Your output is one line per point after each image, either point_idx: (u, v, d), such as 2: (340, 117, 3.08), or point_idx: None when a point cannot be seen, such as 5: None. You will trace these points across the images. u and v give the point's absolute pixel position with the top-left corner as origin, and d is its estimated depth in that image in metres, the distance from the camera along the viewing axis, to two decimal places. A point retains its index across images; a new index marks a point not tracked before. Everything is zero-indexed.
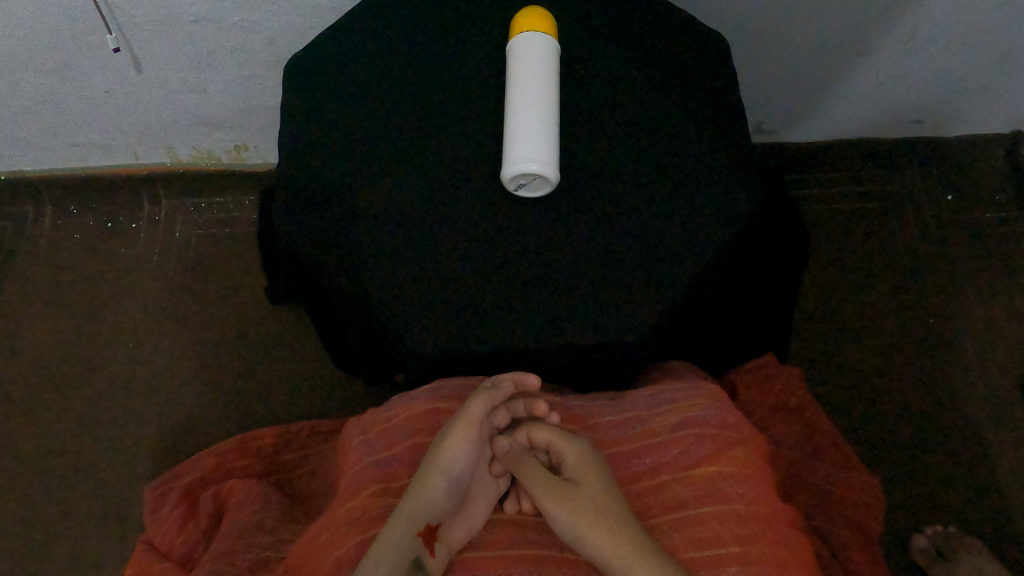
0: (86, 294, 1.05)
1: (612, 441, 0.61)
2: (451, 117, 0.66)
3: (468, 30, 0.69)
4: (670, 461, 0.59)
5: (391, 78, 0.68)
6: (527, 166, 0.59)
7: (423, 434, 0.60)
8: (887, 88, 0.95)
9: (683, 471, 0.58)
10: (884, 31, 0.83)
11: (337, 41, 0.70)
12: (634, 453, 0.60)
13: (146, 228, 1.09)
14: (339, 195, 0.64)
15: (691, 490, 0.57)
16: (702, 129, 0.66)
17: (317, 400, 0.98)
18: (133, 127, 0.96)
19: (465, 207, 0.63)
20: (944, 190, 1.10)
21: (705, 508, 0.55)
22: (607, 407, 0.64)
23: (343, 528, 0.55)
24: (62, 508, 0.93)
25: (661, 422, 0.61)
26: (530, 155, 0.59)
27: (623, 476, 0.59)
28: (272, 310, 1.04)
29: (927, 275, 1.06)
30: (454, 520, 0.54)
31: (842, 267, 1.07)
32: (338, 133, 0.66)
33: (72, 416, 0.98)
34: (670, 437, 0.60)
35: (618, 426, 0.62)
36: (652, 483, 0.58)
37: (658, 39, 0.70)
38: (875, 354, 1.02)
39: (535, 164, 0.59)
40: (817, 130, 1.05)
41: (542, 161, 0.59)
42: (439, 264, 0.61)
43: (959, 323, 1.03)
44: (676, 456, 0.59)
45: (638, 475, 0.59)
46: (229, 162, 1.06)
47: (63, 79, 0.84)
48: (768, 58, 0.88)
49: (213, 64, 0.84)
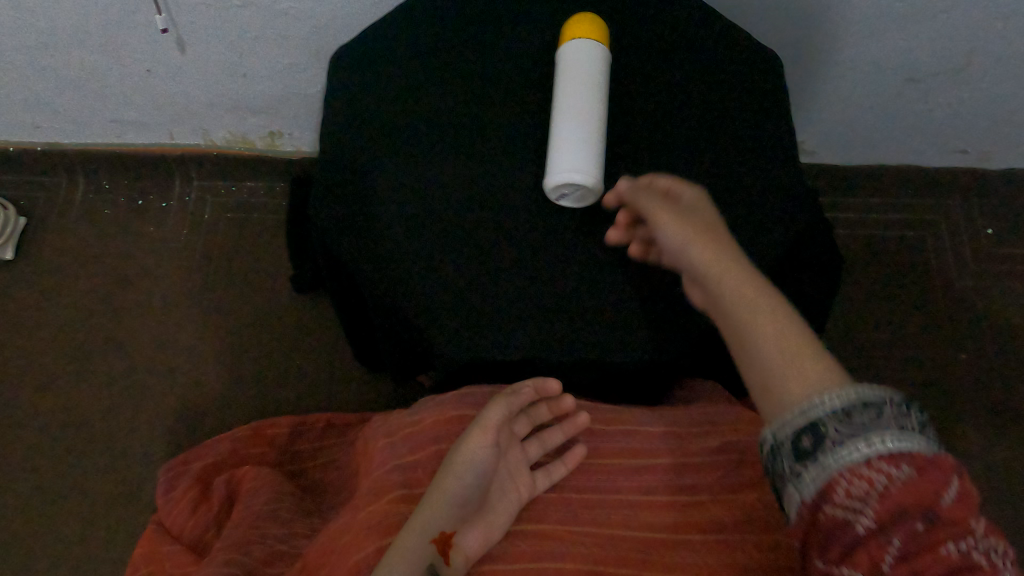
0: (112, 269, 1.06)
1: (649, 453, 0.58)
2: (498, 121, 0.65)
3: (518, 34, 0.69)
4: (712, 482, 0.56)
5: (437, 75, 0.67)
6: (571, 176, 0.58)
7: (449, 441, 0.58)
8: (934, 116, 0.92)
9: (725, 495, 0.55)
10: (938, 57, 0.81)
11: (385, 34, 0.70)
12: (673, 469, 0.57)
13: (176, 208, 1.09)
14: (376, 192, 0.64)
15: (732, 515, 0.53)
16: (749, 150, 0.64)
17: (337, 391, 0.98)
18: (169, 106, 0.96)
19: (507, 216, 0.63)
20: (984, 223, 1.07)
21: (746, 536, 0.52)
22: (644, 416, 0.62)
23: (363, 533, 0.52)
24: (76, 480, 0.94)
25: (702, 444, 0.59)
26: (572, 166, 0.58)
27: (662, 489, 0.55)
28: (296, 300, 1.04)
29: (961, 309, 1.04)
30: (472, 526, 0.51)
31: (874, 293, 1.05)
32: (379, 127, 0.66)
33: (92, 390, 0.99)
34: (711, 459, 0.57)
35: (656, 438, 0.59)
36: (692, 501, 0.54)
37: (710, 54, 0.68)
38: (901, 385, 1.00)
39: (580, 174, 0.58)
40: (860, 154, 1.03)
41: (587, 172, 0.58)
42: (475, 271, 0.61)
43: (992, 360, 1.01)
44: (717, 479, 0.56)
45: (677, 491, 0.55)
46: (262, 148, 1.06)
47: (106, 54, 0.84)
48: (817, 77, 0.86)
49: (255, 50, 0.83)
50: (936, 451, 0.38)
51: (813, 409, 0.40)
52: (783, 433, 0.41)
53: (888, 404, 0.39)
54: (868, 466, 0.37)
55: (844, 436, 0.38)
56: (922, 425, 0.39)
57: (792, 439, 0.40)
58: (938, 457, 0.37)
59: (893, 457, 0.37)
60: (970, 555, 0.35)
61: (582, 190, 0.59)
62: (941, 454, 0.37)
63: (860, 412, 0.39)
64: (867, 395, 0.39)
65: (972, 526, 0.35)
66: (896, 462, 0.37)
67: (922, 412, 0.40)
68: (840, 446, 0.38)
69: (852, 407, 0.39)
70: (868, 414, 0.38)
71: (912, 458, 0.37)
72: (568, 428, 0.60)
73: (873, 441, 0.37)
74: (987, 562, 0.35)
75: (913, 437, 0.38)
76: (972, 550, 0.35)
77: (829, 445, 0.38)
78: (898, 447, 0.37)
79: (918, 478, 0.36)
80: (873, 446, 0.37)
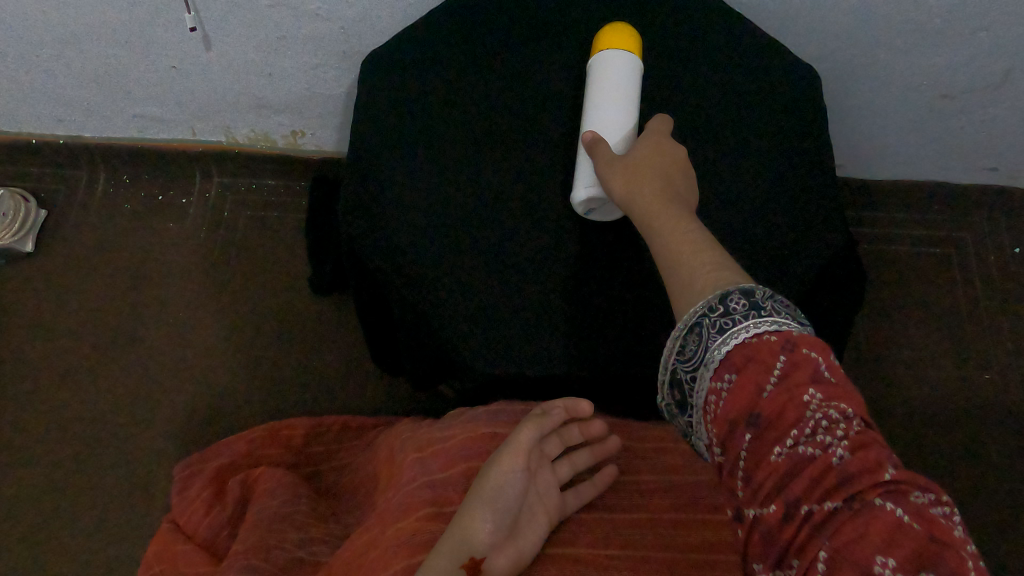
0: (131, 264, 1.05)
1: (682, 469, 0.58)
2: (528, 131, 0.65)
3: (551, 42, 0.68)
4: None
5: (467, 82, 0.66)
6: (584, 194, 0.58)
7: (480, 458, 0.58)
8: (965, 134, 0.91)
9: None
10: (973, 75, 0.80)
11: (415, 38, 0.69)
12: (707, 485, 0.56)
13: (196, 204, 1.09)
14: (406, 201, 0.63)
15: None
16: (781, 170, 0.64)
17: (353, 393, 0.98)
18: (192, 103, 0.95)
19: (538, 228, 0.62)
20: (1010, 242, 1.06)
21: None
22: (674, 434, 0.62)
23: (392, 549, 0.52)
24: (91, 475, 0.93)
25: None
26: (590, 182, 0.59)
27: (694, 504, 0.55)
28: (314, 300, 1.03)
29: (986, 328, 1.02)
30: (503, 552, 0.50)
31: (898, 309, 1.04)
32: (409, 134, 0.65)
33: (109, 385, 0.98)
34: None
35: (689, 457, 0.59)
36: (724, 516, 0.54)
37: (745, 67, 0.67)
38: (923, 403, 0.99)
39: (593, 190, 0.58)
40: (888, 169, 1.01)
41: (600, 188, 0.58)
42: (509, 284, 0.60)
43: (1016, 381, 0.99)
44: None
45: (710, 506, 0.55)
46: (284, 146, 1.05)
47: (133, 50, 0.84)
48: (848, 91, 0.85)
49: (282, 51, 0.83)
50: (759, 335, 0.39)
51: (670, 361, 0.44)
52: (663, 391, 0.46)
53: (706, 316, 0.42)
54: (709, 392, 0.41)
55: (692, 373, 0.42)
56: (759, 307, 0.41)
57: (671, 395, 0.45)
58: (758, 345, 0.39)
59: (722, 369, 0.40)
60: (796, 450, 0.35)
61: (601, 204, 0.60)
62: (764, 336, 0.39)
63: (694, 342, 0.42)
64: (693, 320, 0.43)
65: (803, 397, 0.37)
66: (724, 372, 0.40)
67: (753, 292, 0.41)
68: (694, 383, 0.42)
69: (688, 343, 0.43)
70: (697, 341, 0.42)
71: (732, 361, 0.40)
72: (597, 451, 0.60)
73: (706, 364, 0.41)
74: (824, 437, 0.35)
75: (733, 335, 0.40)
76: (807, 432, 0.36)
77: (690, 387, 0.43)
78: (721, 358, 0.40)
79: (739, 380, 0.39)
80: (708, 369, 0.41)
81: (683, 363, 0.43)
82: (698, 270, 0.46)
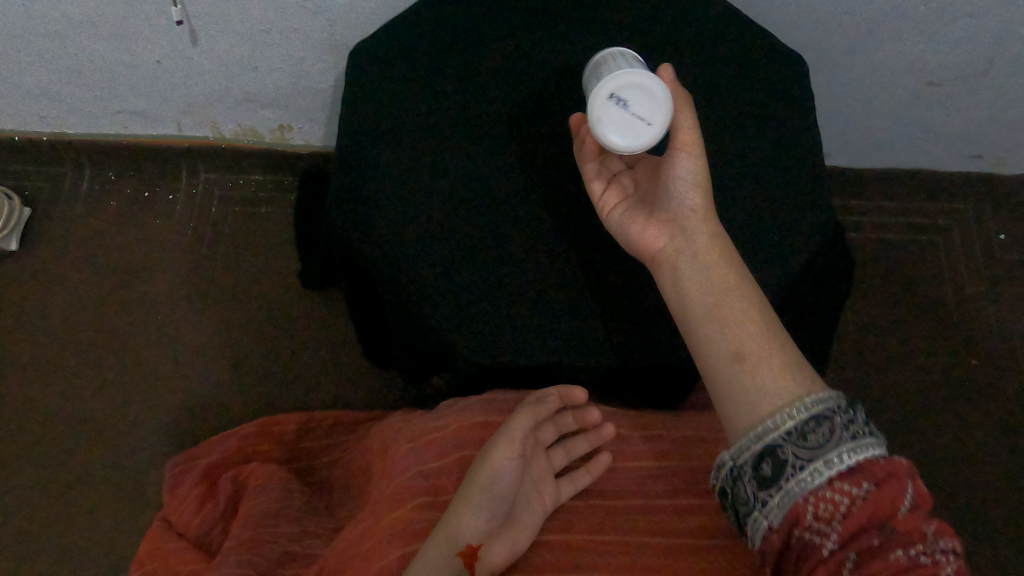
0: (117, 262, 1.04)
1: (675, 455, 0.58)
2: (518, 121, 0.65)
3: (541, 25, 0.67)
4: None
5: (456, 69, 0.65)
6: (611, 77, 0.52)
7: (473, 447, 0.58)
8: (952, 121, 0.91)
9: None
10: (958, 62, 0.81)
11: (403, 26, 0.68)
12: (700, 472, 0.56)
13: (183, 201, 1.08)
14: (396, 191, 0.63)
15: None
16: (767, 160, 0.65)
17: (344, 388, 0.98)
18: (178, 98, 0.94)
19: (525, 220, 0.63)
20: (996, 228, 1.07)
21: None
22: (667, 419, 0.62)
23: (386, 539, 0.52)
24: (80, 474, 0.93)
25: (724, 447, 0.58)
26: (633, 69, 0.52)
27: (686, 490, 0.55)
28: (303, 295, 1.02)
29: (972, 314, 1.03)
30: (497, 540, 0.51)
31: (885, 297, 1.05)
32: (397, 123, 0.64)
33: (97, 384, 0.97)
34: None
35: (682, 442, 0.59)
36: (716, 503, 0.54)
37: (735, 54, 0.67)
38: (911, 389, 1.00)
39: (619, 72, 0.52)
40: (877, 157, 1.01)
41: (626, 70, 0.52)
42: (496, 273, 0.61)
43: (1001, 366, 1.01)
44: None
45: (702, 492, 0.55)
46: (271, 141, 1.02)
47: (117, 44, 0.83)
48: (837, 79, 0.85)
49: (267, 43, 0.82)
50: (887, 455, 0.43)
51: (774, 435, 0.44)
52: (742, 456, 0.45)
53: (838, 417, 0.44)
54: (828, 488, 0.41)
55: (805, 460, 0.43)
56: (870, 429, 0.44)
57: (750, 463, 0.45)
58: (891, 464, 0.42)
59: (854, 475, 0.41)
60: (919, 558, 0.39)
61: (646, 115, 0.52)
62: (894, 459, 0.42)
63: (823, 433, 0.43)
64: (822, 412, 0.44)
65: (926, 527, 0.40)
66: (857, 479, 0.41)
67: (867, 414, 0.45)
68: (802, 470, 0.43)
69: (811, 430, 0.43)
70: (827, 434, 0.43)
71: (870, 472, 0.41)
72: (592, 439, 0.59)
73: (828, 463, 0.42)
74: (937, 555, 0.39)
75: (863, 447, 0.42)
76: (929, 549, 0.39)
77: (792, 470, 0.43)
78: (853, 465, 0.42)
79: (878, 491, 0.41)
80: (832, 466, 0.42)
81: (795, 445, 0.43)
82: (775, 356, 0.47)
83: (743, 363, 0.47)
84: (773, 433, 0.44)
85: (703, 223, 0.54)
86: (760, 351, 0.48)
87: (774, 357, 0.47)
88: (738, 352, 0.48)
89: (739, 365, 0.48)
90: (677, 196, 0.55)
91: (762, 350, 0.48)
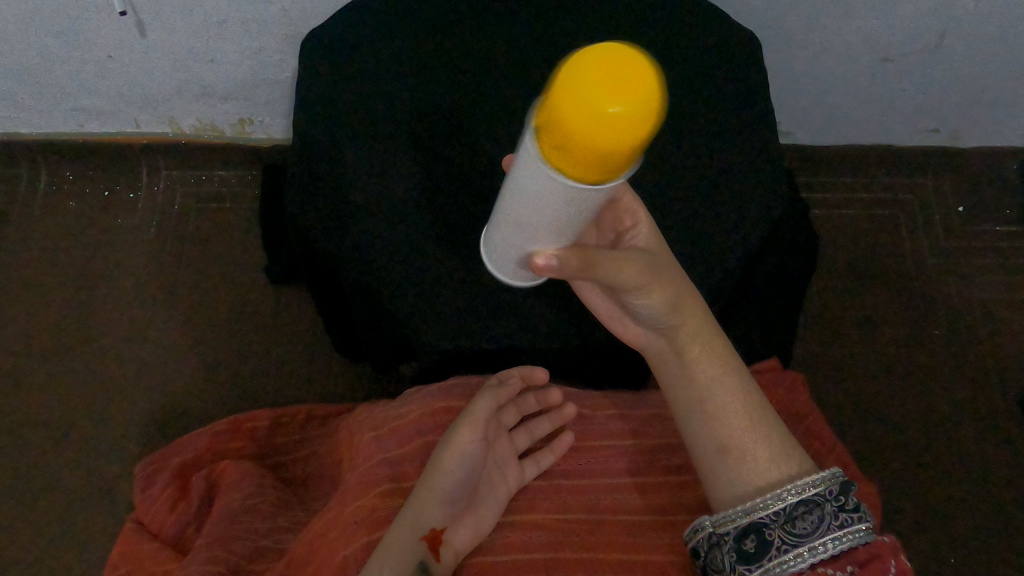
0: (79, 262, 1.03)
1: (637, 434, 0.60)
2: (477, 105, 0.64)
3: (493, 15, 0.67)
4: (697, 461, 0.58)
5: (410, 57, 0.65)
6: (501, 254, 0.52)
7: (436, 432, 0.59)
8: (908, 96, 0.93)
9: None
10: (910, 37, 0.82)
11: (356, 16, 0.67)
12: (664, 449, 0.58)
13: (144, 198, 1.06)
14: (348, 181, 0.62)
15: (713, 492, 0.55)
16: (725, 138, 0.65)
17: (315, 382, 0.97)
18: (133, 96, 0.93)
19: (482, 207, 0.62)
20: (955, 201, 1.09)
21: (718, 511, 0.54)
22: (631, 398, 0.64)
23: (350, 527, 0.54)
24: (48, 480, 0.91)
25: None
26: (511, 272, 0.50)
27: (649, 467, 0.57)
28: (271, 290, 1.02)
29: (933, 286, 1.05)
30: (461, 522, 0.53)
31: (848, 272, 1.06)
32: (350, 115, 0.64)
33: (61, 387, 0.96)
34: None
35: (648, 421, 0.60)
36: (678, 480, 0.57)
37: (685, 35, 0.68)
38: (877, 361, 1.01)
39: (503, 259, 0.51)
40: (836, 134, 1.03)
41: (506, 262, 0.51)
42: (454, 259, 0.61)
43: (963, 334, 1.03)
44: None
45: (663, 470, 0.57)
46: (232, 135, 1.02)
47: (65, 40, 0.81)
48: (794, 59, 0.86)
49: (220, 35, 0.80)
50: (873, 536, 0.45)
51: (762, 515, 0.46)
52: (726, 527, 0.47)
53: (828, 504, 0.46)
54: (811, 571, 0.44)
55: (791, 544, 0.45)
56: (856, 509, 0.46)
57: (733, 536, 0.46)
58: (876, 544, 0.45)
59: (837, 560, 0.44)
60: None
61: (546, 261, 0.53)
62: (878, 540, 0.45)
63: (812, 520, 0.45)
64: (813, 498, 0.46)
65: None
66: (840, 562, 0.44)
67: (853, 490, 0.47)
68: (786, 553, 0.44)
69: (800, 516, 0.45)
70: (816, 522, 0.45)
71: (854, 556, 0.44)
72: (554, 420, 0.61)
73: (815, 549, 0.44)
74: None
75: (850, 533, 0.45)
76: None
77: (775, 550, 0.45)
78: (840, 550, 0.44)
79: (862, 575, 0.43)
80: (816, 553, 0.44)
81: (783, 528, 0.45)
82: (752, 432, 0.49)
83: (729, 455, 0.49)
84: (762, 512, 0.46)
85: (696, 329, 0.52)
86: (744, 438, 0.49)
87: (753, 436, 0.49)
88: (722, 442, 0.49)
89: (723, 455, 0.49)
90: (649, 315, 0.51)
91: (737, 431, 0.49)
